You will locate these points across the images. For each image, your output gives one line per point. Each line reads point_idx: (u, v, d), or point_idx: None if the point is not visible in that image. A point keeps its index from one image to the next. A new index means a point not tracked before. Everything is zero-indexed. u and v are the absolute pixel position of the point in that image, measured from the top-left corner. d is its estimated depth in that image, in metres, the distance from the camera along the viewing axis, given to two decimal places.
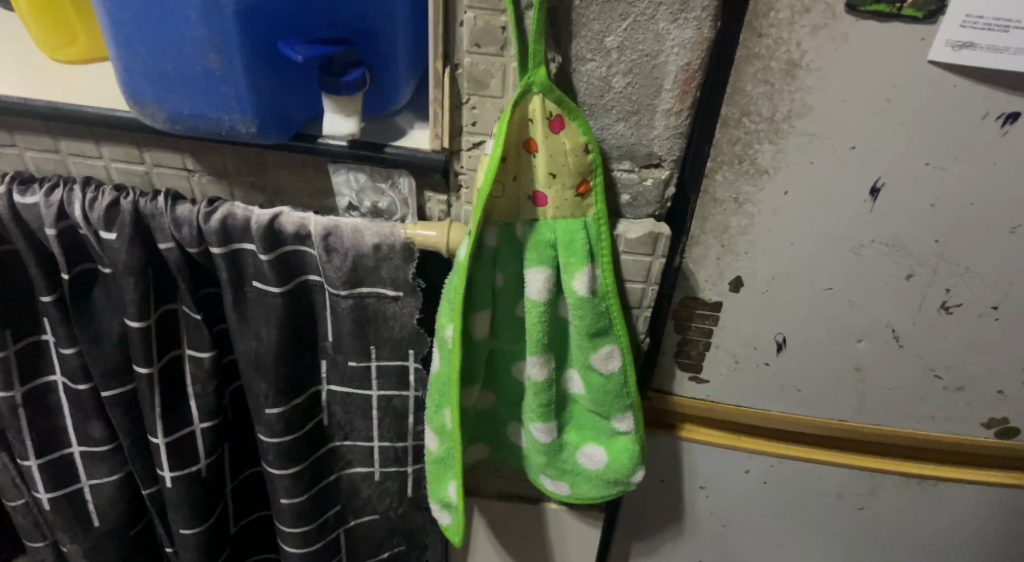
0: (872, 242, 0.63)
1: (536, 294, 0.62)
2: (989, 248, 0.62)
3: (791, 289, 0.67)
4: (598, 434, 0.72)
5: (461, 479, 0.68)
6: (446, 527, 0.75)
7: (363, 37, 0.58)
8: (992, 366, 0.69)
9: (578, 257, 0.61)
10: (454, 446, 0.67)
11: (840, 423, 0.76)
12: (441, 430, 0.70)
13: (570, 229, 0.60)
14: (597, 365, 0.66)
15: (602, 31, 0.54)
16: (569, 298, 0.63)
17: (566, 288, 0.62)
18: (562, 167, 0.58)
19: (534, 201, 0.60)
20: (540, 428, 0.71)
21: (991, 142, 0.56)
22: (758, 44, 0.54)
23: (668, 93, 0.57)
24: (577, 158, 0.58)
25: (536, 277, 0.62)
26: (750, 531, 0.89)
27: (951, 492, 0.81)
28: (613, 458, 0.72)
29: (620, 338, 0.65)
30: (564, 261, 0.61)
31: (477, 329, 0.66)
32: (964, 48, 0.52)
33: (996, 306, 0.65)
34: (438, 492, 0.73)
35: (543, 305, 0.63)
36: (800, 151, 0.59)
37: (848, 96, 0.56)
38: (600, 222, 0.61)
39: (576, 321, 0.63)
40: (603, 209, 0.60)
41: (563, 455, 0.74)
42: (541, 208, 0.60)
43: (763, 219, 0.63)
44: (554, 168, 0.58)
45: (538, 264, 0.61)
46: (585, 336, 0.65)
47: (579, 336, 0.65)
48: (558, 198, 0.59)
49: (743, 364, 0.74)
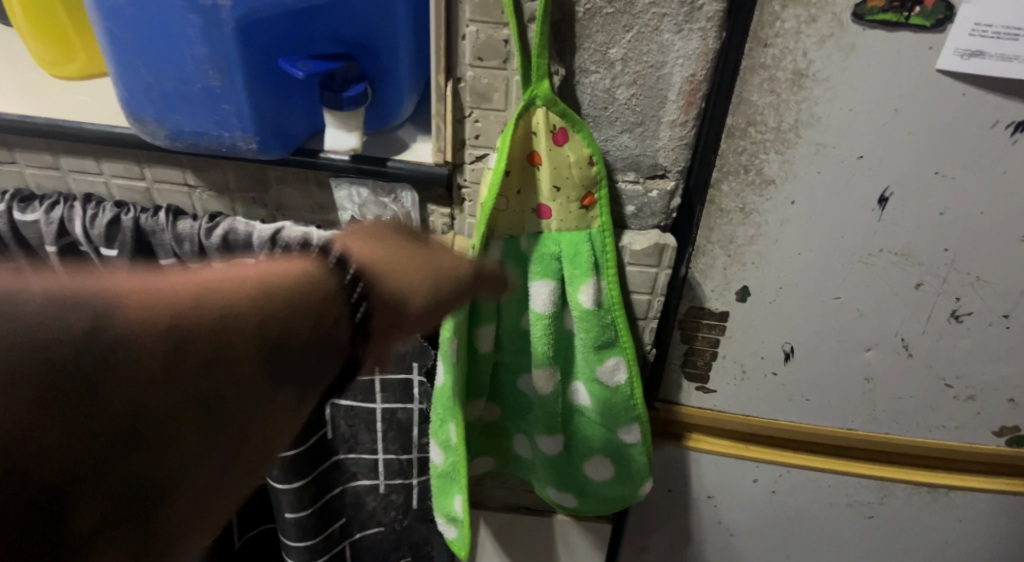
0: (881, 251, 0.62)
1: (540, 306, 0.62)
2: (1000, 257, 0.61)
3: (800, 299, 0.66)
4: (605, 448, 0.71)
5: (465, 493, 0.67)
6: (451, 542, 0.73)
7: (364, 52, 0.57)
8: (1003, 375, 0.68)
9: (583, 269, 0.60)
10: (459, 459, 0.66)
11: (848, 431, 0.76)
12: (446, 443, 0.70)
13: (575, 241, 0.60)
14: (603, 379, 0.66)
15: (606, 42, 0.54)
16: (574, 309, 0.62)
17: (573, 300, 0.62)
18: (567, 180, 0.57)
19: (539, 214, 0.60)
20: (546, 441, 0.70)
21: (1002, 150, 0.55)
22: (763, 54, 0.54)
23: (672, 104, 0.56)
24: (582, 170, 0.57)
25: (540, 289, 0.61)
26: (759, 540, 0.88)
27: (962, 501, 0.80)
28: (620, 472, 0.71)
29: (626, 350, 0.64)
30: (571, 273, 0.61)
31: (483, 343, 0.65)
32: (973, 56, 0.51)
33: (1007, 315, 0.64)
34: (443, 506, 0.72)
35: (548, 317, 0.62)
36: (808, 161, 0.58)
37: (855, 106, 0.55)
38: (606, 234, 0.60)
39: (582, 333, 0.63)
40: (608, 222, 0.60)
41: (570, 468, 0.73)
42: (546, 221, 0.60)
43: (770, 229, 0.62)
44: (559, 181, 0.57)
45: (542, 277, 0.61)
46: (592, 349, 0.64)
47: (585, 348, 0.64)
48: (563, 211, 0.59)
49: (751, 374, 0.73)
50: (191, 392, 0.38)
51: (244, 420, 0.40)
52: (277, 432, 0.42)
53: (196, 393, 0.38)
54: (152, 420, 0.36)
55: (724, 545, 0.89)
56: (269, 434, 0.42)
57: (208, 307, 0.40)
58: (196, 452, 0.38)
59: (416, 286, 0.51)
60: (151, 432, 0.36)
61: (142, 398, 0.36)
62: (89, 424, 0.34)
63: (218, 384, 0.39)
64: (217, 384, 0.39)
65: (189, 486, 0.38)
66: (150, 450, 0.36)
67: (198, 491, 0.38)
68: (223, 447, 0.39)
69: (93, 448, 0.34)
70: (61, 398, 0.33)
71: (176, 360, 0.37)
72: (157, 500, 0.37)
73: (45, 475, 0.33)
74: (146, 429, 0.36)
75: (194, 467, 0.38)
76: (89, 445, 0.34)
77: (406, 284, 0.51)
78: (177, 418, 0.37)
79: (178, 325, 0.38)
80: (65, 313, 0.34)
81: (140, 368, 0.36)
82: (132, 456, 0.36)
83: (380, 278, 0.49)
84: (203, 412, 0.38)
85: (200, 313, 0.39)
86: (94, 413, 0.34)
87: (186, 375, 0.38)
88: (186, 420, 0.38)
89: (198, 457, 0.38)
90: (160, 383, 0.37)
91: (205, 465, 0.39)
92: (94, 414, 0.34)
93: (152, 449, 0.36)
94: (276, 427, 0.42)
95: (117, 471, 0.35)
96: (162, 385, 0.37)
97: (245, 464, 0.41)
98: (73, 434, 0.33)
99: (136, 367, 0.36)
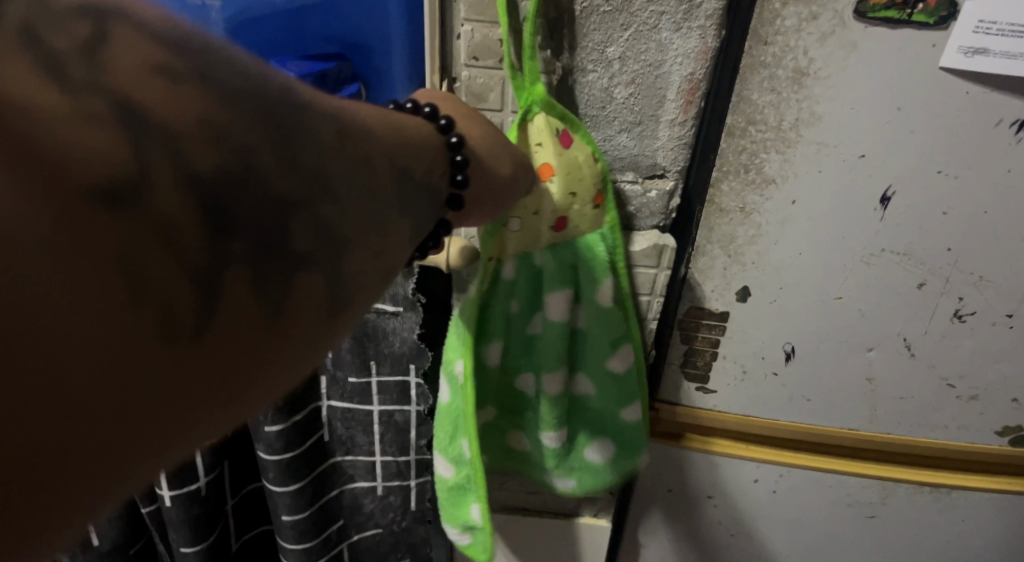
0: (883, 251, 0.62)
1: (556, 312, 0.61)
2: (1004, 256, 0.60)
3: (801, 298, 0.66)
4: (610, 437, 0.70)
5: (485, 502, 0.66)
6: (470, 548, 0.71)
7: (357, 50, 0.56)
8: (1006, 375, 0.68)
9: (597, 269, 0.60)
10: (479, 472, 0.64)
11: (850, 432, 0.75)
12: (456, 459, 0.67)
13: (589, 241, 0.59)
14: (613, 366, 0.65)
15: (604, 41, 0.53)
16: (589, 309, 0.62)
17: (585, 290, 0.61)
18: (579, 183, 0.56)
19: (556, 227, 0.58)
20: (550, 436, 0.69)
21: (1005, 149, 0.54)
22: (764, 52, 0.53)
23: (671, 103, 0.56)
24: (592, 169, 0.57)
25: (557, 296, 0.60)
26: (760, 539, 0.87)
27: (964, 501, 0.80)
28: (621, 458, 0.71)
29: (636, 339, 0.65)
30: (582, 263, 0.60)
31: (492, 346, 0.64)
32: (977, 54, 0.50)
33: (1011, 315, 0.64)
34: (458, 516, 0.69)
35: (563, 321, 0.62)
36: (809, 160, 0.57)
37: (857, 104, 0.54)
38: (615, 231, 0.60)
39: (595, 331, 0.63)
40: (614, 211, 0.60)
41: (571, 457, 0.73)
42: (563, 231, 0.59)
43: (771, 229, 0.62)
44: (573, 179, 0.56)
45: (559, 284, 0.60)
46: (602, 338, 0.64)
47: (598, 345, 0.64)
48: (580, 206, 0.58)
49: (751, 374, 0.72)
50: (341, 197, 0.31)
51: (368, 262, 0.33)
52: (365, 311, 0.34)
53: (335, 204, 0.30)
54: (305, 170, 0.29)
55: (725, 545, 0.89)
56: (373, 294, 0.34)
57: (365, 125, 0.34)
58: (322, 265, 0.30)
59: (505, 164, 0.46)
60: (305, 214, 0.29)
61: (302, 168, 0.29)
62: (243, 191, 0.27)
63: (357, 203, 0.32)
64: (360, 204, 0.32)
65: (301, 298, 0.29)
66: (288, 227, 0.29)
67: (311, 319, 0.30)
68: (341, 285, 0.31)
69: (248, 170, 0.27)
70: (253, 133, 0.27)
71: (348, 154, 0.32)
72: (275, 322, 0.28)
73: (209, 195, 0.26)
74: (287, 186, 0.28)
75: (315, 292, 0.30)
76: (243, 198, 0.27)
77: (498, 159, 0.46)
78: (319, 233, 0.30)
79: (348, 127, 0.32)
80: (265, 68, 0.29)
81: (310, 134, 0.30)
82: (271, 236, 0.28)
83: (481, 148, 0.45)
84: (338, 219, 0.31)
85: (361, 127, 0.34)
86: (273, 141, 0.28)
87: (340, 184, 0.31)
88: (325, 234, 0.30)
89: (320, 276, 0.30)
90: (323, 177, 0.30)
91: (322, 294, 0.30)
92: (255, 173, 0.27)
93: (288, 252, 0.29)
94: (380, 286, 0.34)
95: (259, 258, 0.28)
96: (322, 187, 0.30)
97: (351, 316, 0.32)
98: (234, 175, 0.27)
99: (314, 144, 0.30)
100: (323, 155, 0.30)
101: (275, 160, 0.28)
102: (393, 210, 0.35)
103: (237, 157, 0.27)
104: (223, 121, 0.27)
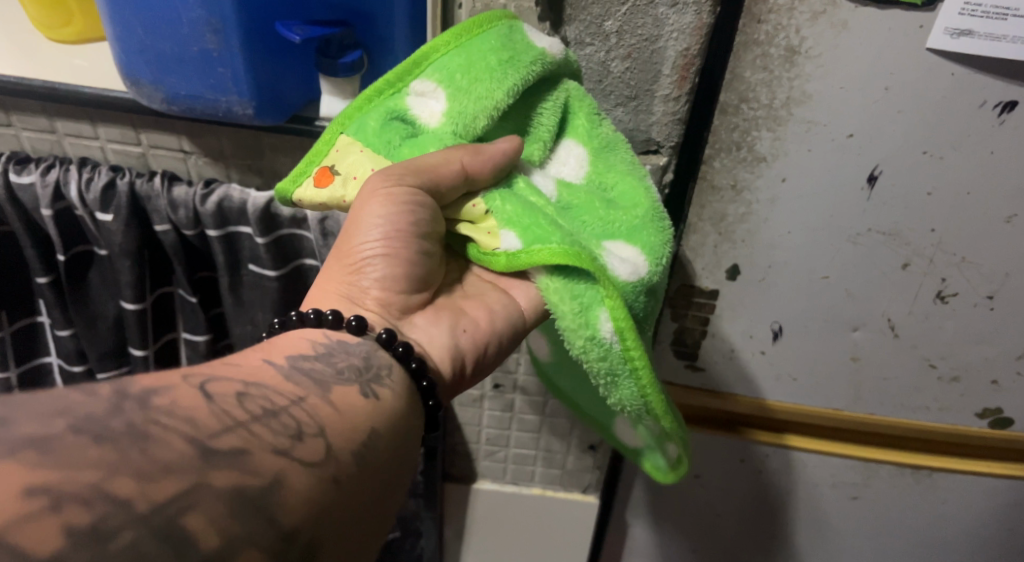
0: (869, 230, 0.63)
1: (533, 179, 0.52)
2: (986, 237, 0.62)
3: (789, 277, 0.67)
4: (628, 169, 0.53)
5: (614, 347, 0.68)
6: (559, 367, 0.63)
7: (360, 18, 0.59)
8: (987, 357, 0.70)
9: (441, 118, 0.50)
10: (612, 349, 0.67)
11: (834, 411, 0.77)
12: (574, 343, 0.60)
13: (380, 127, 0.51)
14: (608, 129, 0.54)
15: (602, 14, 0.54)
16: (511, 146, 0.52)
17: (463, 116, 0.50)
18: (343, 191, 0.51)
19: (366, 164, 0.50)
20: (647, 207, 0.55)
21: (987, 131, 0.56)
22: (757, 30, 0.54)
23: (667, 78, 0.56)
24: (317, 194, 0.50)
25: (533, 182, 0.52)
26: (745, 522, 0.89)
27: (944, 482, 0.82)
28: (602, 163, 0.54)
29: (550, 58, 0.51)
30: (457, 87, 0.50)
31: (627, 274, 0.49)
32: (962, 35, 0.52)
33: (992, 296, 0.65)
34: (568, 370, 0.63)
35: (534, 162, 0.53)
36: (798, 138, 0.59)
37: (847, 83, 0.55)
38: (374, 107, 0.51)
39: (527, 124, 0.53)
40: (362, 104, 0.50)
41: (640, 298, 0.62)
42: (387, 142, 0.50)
43: (760, 209, 0.63)
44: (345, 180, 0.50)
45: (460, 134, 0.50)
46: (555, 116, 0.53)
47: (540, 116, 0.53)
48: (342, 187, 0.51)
49: (740, 352, 0.74)
50: (243, 447, 0.33)
51: (322, 491, 0.35)
52: (349, 543, 0.36)
53: (233, 471, 0.32)
54: (177, 466, 0.31)
55: (710, 525, 0.91)
56: (353, 509, 0.36)
57: (243, 366, 0.39)
58: (254, 538, 0.31)
59: (377, 278, 0.50)
60: (199, 508, 0.30)
61: (170, 466, 0.31)
62: (114, 534, 0.29)
63: (270, 438, 0.34)
64: (278, 436, 0.35)
65: None
66: (183, 533, 0.30)
67: None
68: (293, 540, 0.33)
69: (113, 506, 0.29)
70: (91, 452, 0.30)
71: (228, 413, 0.34)
72: None
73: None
74: (162, 492, 0.30)
75: None
76: (108, 548, 0.28)
77: (367, 282, 0.50)
78: (229, 509, 0.31)
79: (222, 383, 0.36)
80: (90, 399, 0.32)
81: (165, 425, 0.32)
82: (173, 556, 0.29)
83: (336, 301, 0.49)
84: (248, 479, 0.32)
85: (235, 371, 0.38)
86: (126, 459, 0.30)
87: (228, 446, 0.33)
88: (236, 505, 0.31)
89: (257, 551, 0.31)
90: (203, 451, 0.32)
91: None
92: (122, 504, 0.29)
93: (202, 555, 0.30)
94: (357, 513, 0.36)
95: None
96: (205, 462, 0.32)
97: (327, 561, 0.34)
98: (103, 528, 0.28)
99: (179, 431, 0.32)
100: (197, 431, 0.33)
101: (135, 479, 0.30)
102: (321, 402, 0.39)
103: (86, 509, 0.28)
104: (59, 481, 0.29)
